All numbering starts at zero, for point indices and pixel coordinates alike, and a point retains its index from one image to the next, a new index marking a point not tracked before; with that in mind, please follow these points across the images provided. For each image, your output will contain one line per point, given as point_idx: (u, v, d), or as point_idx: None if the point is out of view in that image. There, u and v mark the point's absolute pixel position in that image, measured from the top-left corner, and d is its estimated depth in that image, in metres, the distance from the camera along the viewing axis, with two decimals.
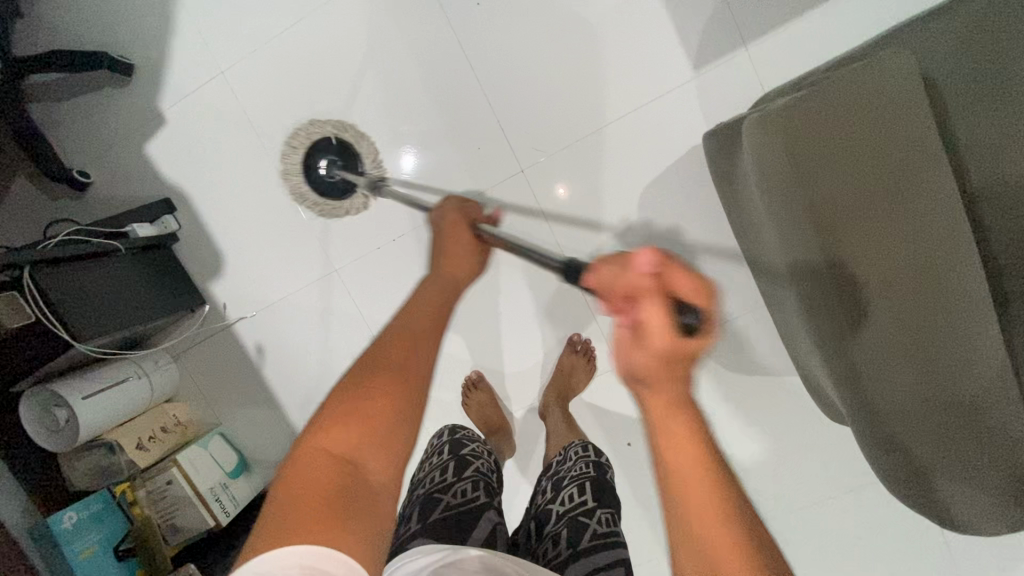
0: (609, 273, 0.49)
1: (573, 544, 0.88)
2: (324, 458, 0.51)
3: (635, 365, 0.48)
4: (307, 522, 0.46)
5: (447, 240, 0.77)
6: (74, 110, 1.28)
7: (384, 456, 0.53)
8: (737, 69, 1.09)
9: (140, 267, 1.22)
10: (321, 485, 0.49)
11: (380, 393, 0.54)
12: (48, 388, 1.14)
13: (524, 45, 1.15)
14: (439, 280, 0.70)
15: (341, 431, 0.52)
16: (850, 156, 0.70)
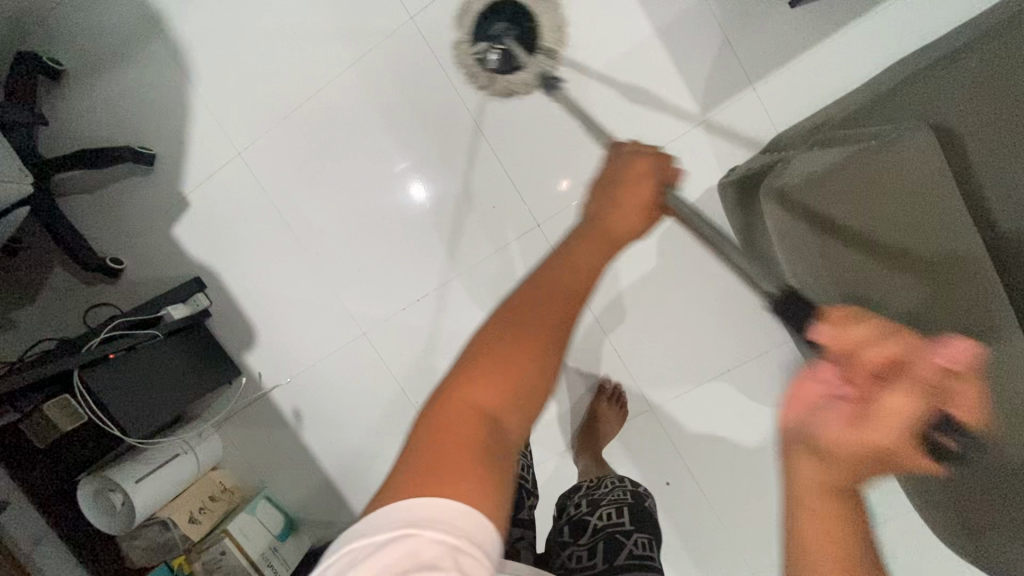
0: (874, 339, 0.40)
1: (608, 559, 0.87)
2: (467, 408, 0.45)
3: (840, 443, 0.39)
4: (456, 477, 0.41)
5: (629, 189, 0.63)
6: (101, 200, 1.33)
7: (526, 408, 0.47)
8: (745, 110, 1.08)
9: (179, 349, 1.25)
10: (462, 430, 0.44)
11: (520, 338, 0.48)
12: (103, 475, 1.18)
13: (528, 100, 1.15)
14: (607, 234, 0.59)
15: (485, 380, 0.46)
16: (868, 227, 0.72)
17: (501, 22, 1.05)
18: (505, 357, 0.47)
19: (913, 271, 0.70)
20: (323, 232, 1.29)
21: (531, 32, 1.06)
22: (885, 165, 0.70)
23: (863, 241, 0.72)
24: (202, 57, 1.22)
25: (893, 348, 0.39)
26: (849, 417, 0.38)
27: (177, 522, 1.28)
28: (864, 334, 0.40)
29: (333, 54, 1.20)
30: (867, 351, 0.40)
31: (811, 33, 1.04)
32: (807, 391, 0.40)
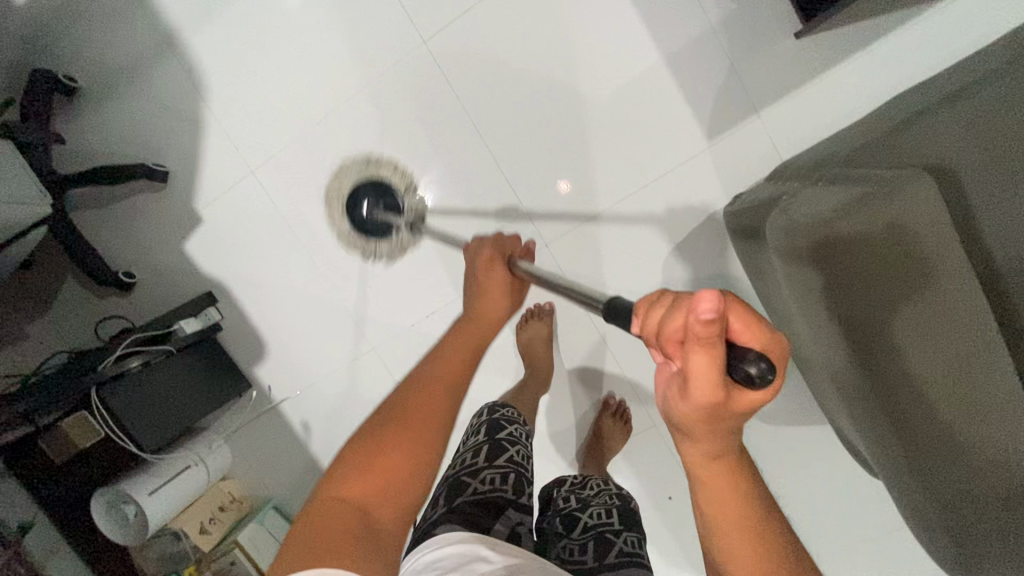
0: (654, 316, 0.45)
1: (598, 557, 0.87)
2: (343, 502, 0.50)
3: (681, 412, 0.45)
4: (336, 548, 0.45)
5: (488, 283, 0.77)
6: (114, 215, 1.35)
7: (396, 498, 0.53)
8: (750, 137, 1.11)
9: (192, 363, 1.28)
10: (338, 520, 0.49)
11: (391, 432, 0.55)
12: (116, 486, 1.20)
13: (536, 123, 1.17)
14: (478, 325, 0.71)
15: (358, 477, 0.52)
16: (869, 271, 0.70)
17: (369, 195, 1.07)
18: (375, 454, 0.54)
19: (911, 316, 0.69)
20: (333, 249, 1.31)
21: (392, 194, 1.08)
22: (885, 212, 0.68)
23: (864, 284, 0.71)
24: (215, 76, 1.24)
25: (676, 319, 0.42)
26: (678, 390, 0.44)
27: (188, 533, 1.31)
28: (658, 316, 0.44)
29: (344, 77, 1.21)
30: (663, 330, 0.43)
31: (817, 63, 1.06)
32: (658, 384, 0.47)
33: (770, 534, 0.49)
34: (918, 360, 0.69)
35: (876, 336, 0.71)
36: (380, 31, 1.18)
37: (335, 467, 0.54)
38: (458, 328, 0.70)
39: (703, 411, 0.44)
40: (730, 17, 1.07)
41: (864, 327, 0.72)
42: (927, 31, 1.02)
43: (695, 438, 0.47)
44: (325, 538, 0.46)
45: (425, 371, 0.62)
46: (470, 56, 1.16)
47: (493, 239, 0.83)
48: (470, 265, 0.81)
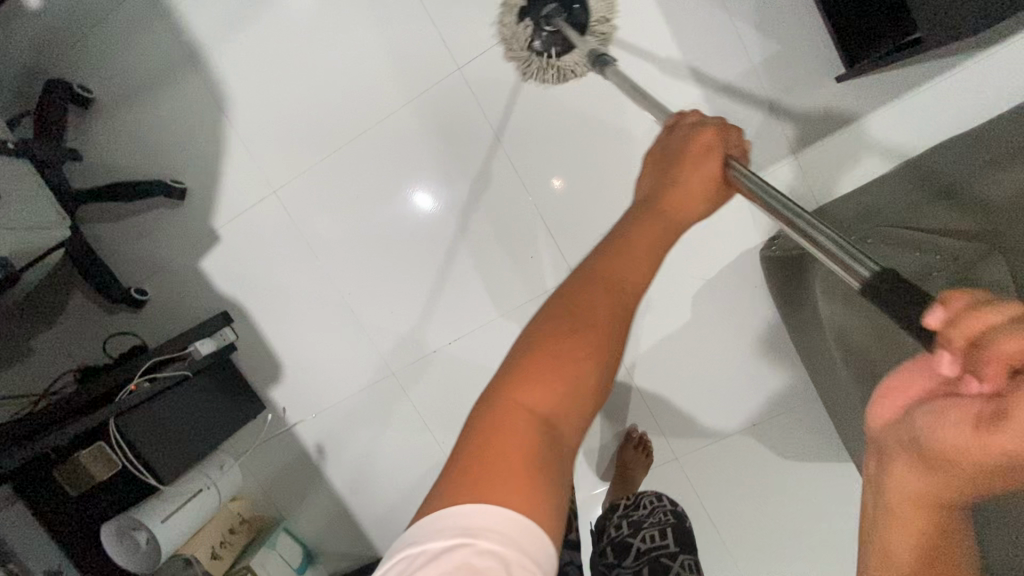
0: (1009, 338, 0.32)
1: None
2: (520, 411, 0.45)
3: (951, 449, 0.39)
4: (509, 484, 0.42)
5: (692, 178, 0.56)
6: (127, 230, 1.31)
7: (579, 410, 0.46)
8: (789, 176, 1.10)
9: (207, 386, 1.24)
10: (513, 440, 0.44)
11: (573, 335, 0.47)
12: (129, 514, 1.17)
13: (569, 152, 1.16)
14: (665, 225, 0.54)
15: (535, 381, 0.45)
16: None
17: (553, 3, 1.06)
18: (554, 357, 0.46)
19: None
20: (354, 272, 1.28)
21: (580, 15, 1.07)
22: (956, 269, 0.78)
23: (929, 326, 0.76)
24: (239, 91, 1.20)
25: None
26: (974, 422, 0.37)
27: (200, 560, 1.27)
28: (992, 323, 0.33)
29: (375, 99, 1.18)
30: (997, 349, 0.32)
31: (860, 105, 1.05)
32: (909, 386, 0.42)
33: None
34: None
35: None
36: (414, 54, 1.15)
37: (509, 363, 0.48)
38: (638, 224, 0.54)
39: (975, 460, 0.38)
40: (773, 57, 1.06)
41: None
42: (982, 77, 0.99)
43: (928, 467, 0.42)
44: (501, 468, 0.43)
45: (609, 265, 0.50)
46: (509, 83, 1.14)
47: (706, 118, 0.60)
48: (664, 150, 0.60)
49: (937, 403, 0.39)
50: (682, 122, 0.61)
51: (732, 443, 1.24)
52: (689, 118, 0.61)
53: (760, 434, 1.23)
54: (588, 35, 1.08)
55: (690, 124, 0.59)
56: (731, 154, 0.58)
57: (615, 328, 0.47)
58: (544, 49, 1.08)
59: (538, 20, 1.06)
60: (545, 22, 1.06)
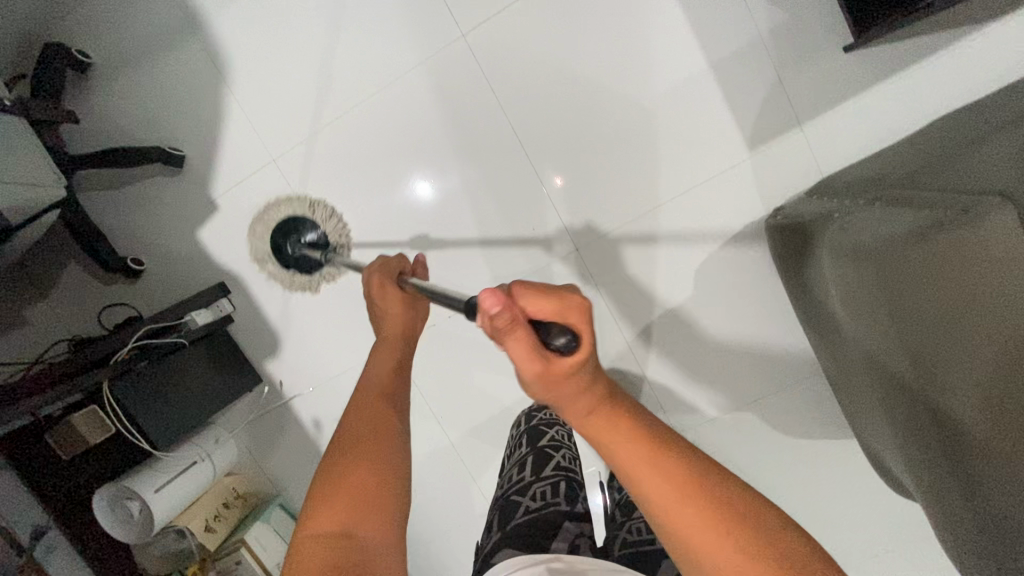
0: (480, 315, 0.46)
1: (664, 532, 0.89)
2: (324, 531, 0.53)
3: (536, 390, 0.47)
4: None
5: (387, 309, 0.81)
6: (124, 199, 1.30)
7: (385, 503, 0.57)
8: (795, 148, 1.09)
9: (202, 357, 1.23)
10: (322, 556, 0.51)
11: (350, 462, 0.58)
12: (122, 482, 1.16)
13: (572, 124, 1.16)
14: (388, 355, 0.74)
15: (326, 504, 0.54)
16: (940, 303, 0.73)
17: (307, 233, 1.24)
18: (337, 485, 0.56)
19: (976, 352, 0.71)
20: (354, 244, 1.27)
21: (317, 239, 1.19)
22: (955, 247, 0.70)
23: (931, 312, 0.74)
24: (240, 59, 1.19)
25: (490, 321, 0.45)
26: (523, 377, 0.46)
27: (194, 531, 1.26)
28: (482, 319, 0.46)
29: (377, 69, 1.17)
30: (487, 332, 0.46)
31: (867, 76, 1.05)
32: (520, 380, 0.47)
33: (689, 467, 0.47)
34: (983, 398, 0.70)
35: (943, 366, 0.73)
36: (417, 22, 1.14)
37: (306, 504, 0.56)
38: (376, 355, 0.75)
39: (554, 380, 0.45)
40: (778, 28, 1.06)
41: (933, 356, 0.75)
42: (979, 53, 1.01)
43: (570, 403, 0.47)
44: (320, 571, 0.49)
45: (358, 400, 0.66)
46: (511, 55, 1.14)
47: (378, 266, 0.86)
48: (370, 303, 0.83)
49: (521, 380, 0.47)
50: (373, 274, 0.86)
51: (735, 420, 1.23)
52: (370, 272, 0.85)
53: (763, 412, 1.22)
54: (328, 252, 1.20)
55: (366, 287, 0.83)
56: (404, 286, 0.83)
57: (382, 424, 0.63)
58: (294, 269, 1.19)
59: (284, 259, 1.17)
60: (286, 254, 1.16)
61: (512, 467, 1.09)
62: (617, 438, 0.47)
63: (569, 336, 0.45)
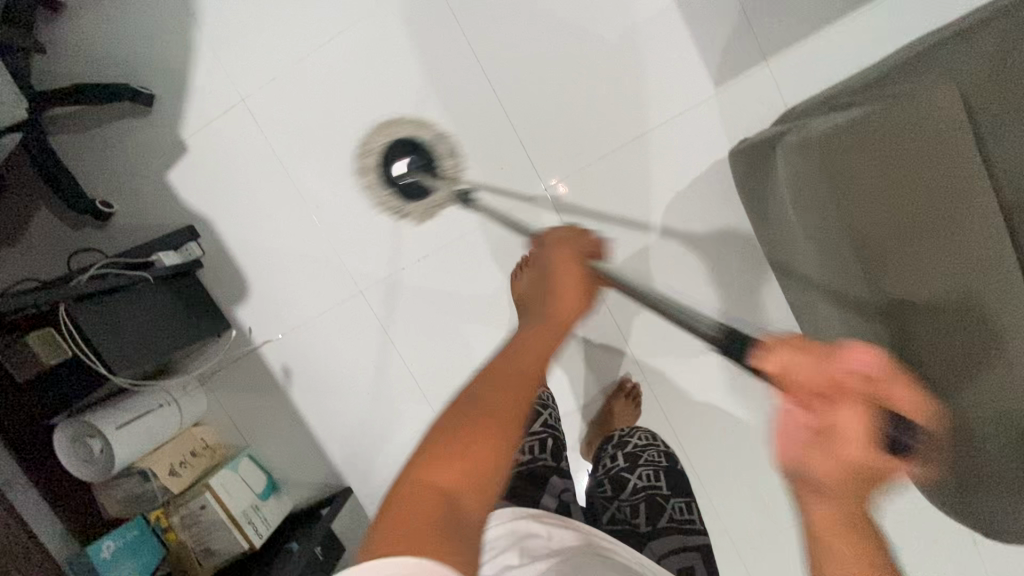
0: (799, 363, 0.42)
1: (649, 521, 1.05)
2: (430, 487, 0.48)
3: (819, 472, 0.43)
4: (418, 534, 0.44)
5: (561, 278, 0.75)
6: (94, 142, 1.29)
7: (483, 482, 0.49)
8: (759, 83, 1.09)
9: (168, 296, 1.22)
10: (424, 510, 0.46)
11: (486, 419, 0.53)
12: (82, 419, 1.15)
13: (541, 60, 1.16)
14: (552, 329, 0.69)
15: (444, 463, 0.50)
16: (892, 183, 0.79)
17: (407, 155, 1.14)
18: (458, 444, 0.51)
19: (924, 232, 0.79)
20: (328, 181, 1.27)
21: (432, 160, 1.15)
22: (905, 127, 0.78)
23: (884, 192, 0.79)
24: None
25: (817, 374, 0.41)
26: (811, 433, 0.42)
27: (157, 474, 1.24)
28: (795, 361, 0.43)
29: (352, 6, 1.18)
30: (795, 379, 0.43)
31: (828, 10, 1.06)
32: (783, 436, 0.44)
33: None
34: (927, 270, 0.79)
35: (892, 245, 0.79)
36: None
37: (420, 453, 0.52)
38: (539, 323, 0.70)
39: (843, 473, 0.42)
40: None
41: (882, 236, 0.79)
42: None
43: (830, 497, 0.44)
44: (415, 526, 0.45)
45: (512, 362, 0.62)
46: None
47: (562, 236, 0.83)
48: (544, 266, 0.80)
49: (801, 440, 0.43)
50: (553, 241, 0.83)
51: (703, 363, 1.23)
52: (550, 239, 0.84)
53: None
54: (439, 176, 1.15)
55: (552, 240, 0.83)
56: (586, 260, 0.80)
57: (519, 411, 0.55)
58: (408, 191, 1.16)
59: (392, 182, 1.16)
60: (399, 175, 1.14)
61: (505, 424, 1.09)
62: (840, 536, 0.45)
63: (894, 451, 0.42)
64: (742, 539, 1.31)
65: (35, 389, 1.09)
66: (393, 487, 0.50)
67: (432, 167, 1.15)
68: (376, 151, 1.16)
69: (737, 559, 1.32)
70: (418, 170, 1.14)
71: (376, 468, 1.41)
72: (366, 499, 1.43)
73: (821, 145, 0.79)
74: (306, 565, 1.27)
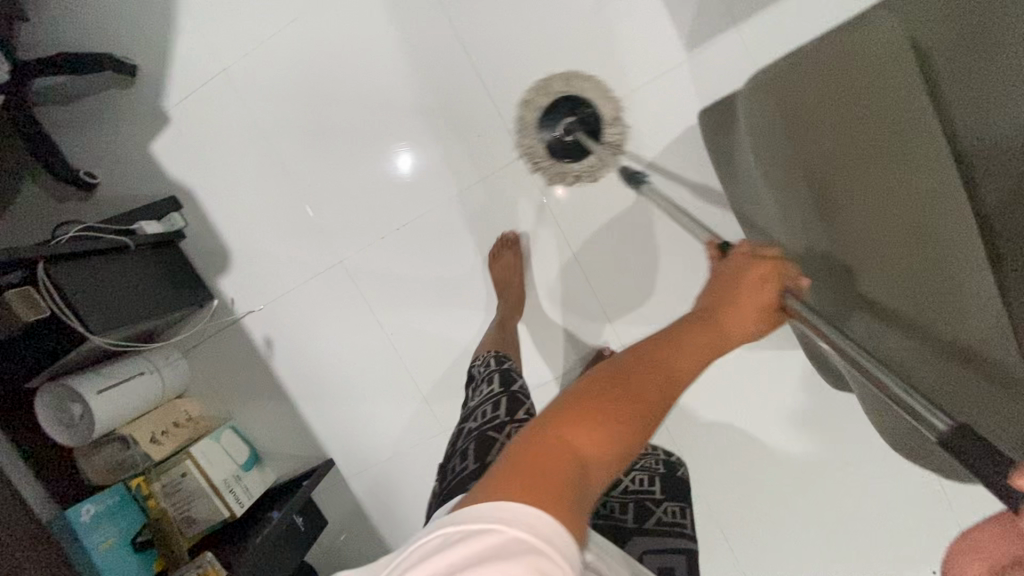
0: None
1: (637, 521, 0.85)
2: (567, 447, 0.50)
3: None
4: (545, 487, 0.46)
5: (741, 295, 0.67)
6: (78, 114, 1.31)
7: (609, 463, 0.51)
8: (730, 48, 1.11)
9: (149, 263, 1.24)
10: (556, 463, 0.48)
11: (632, 406, 0.53)
12: (64, 382, 1.16)
13: (518, 28, 1.18)
14: (709, 346, 0.63)
15: (584, 428, 0.51)
16: (832, 116, 0.81)
17: (569, 116, 1.19)
18: (599, 415, 0.52)
19: (866, 164, 0.79)
20: (308, 150, 1.28)
21: (594, 121, 1.19)
22: (843, 63, 0.80)
23: (824, 127, 0.82)
24: None
25: None
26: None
27: (138, 441, 1.24)
28: None
29: None
30: None
31: None
32: (994, 542, 0.41)
33: None
34: (870, 202, 0.79)
35: (835, 179, 0.82)
36: None
37: (561, 407, 0.53)
38: (686, 329, 0.64)
39: None
40: None
41: (825, 170, 0.83)
42: None
43: None
44: (546, 476, 0.47)
45: (666, 359, 0.59)
46: None
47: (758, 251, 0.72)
48: (723, 272, 0.71)
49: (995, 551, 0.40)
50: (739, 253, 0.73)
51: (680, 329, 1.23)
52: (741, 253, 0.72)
53: None
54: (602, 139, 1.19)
55: (746, 256, 0.71)
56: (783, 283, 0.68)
57: (659, 413, 0.55)
58: (554, 152, 1.22)
59: (553, 137, 1.21)
60: (559, 131, 1.20)
61: (480, 403, 0.95)
62: None
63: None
64: (724, 511, 1.29)
65: (15, 349, 1.09)
66: (531, 425, 0.53)
67: (594, 129, 1.20)
68: (541, 105, 1.20)
69: (721, 532, 1.30)
70: (574, 126, 1.19)
71: (359, 440, 1.41)
72: (347, 472, 1.43)
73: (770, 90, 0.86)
74: (282, 534, 1.27)
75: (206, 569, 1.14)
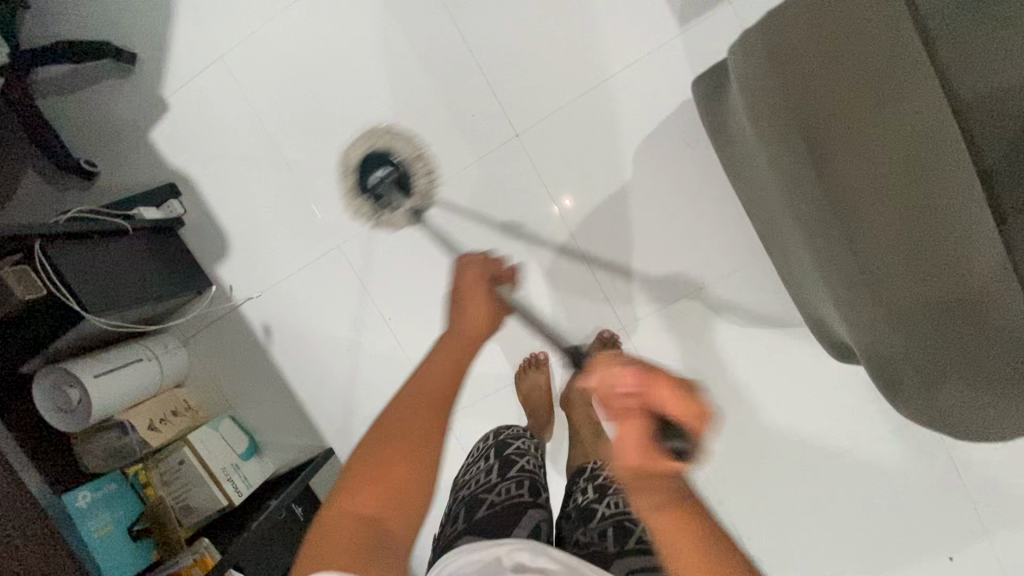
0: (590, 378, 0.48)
1: (618, 543, 0.74)
2: (348, 515, 0.51)
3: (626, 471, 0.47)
4: (332, 562, 0.47)
5: (470, 304, 0.71)
6: (78, 104, 1.33)
7: (403, 508, 0.52)
8: (722, 21, 1.12)
9: (147, 248, 1.24)
10: (340, 539, 0.49)
11: (398, 445, 0.54)
12: (62, 367, 1.15)
13: (509, 9, 1.19)
14: (455, 343, 0.66)
15: (358, 492, 0.52)
16: (825, 58, 0.74)
17: (383, 167, 1.05)
18: (369, 471, 0.53)
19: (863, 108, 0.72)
20: (303, 135, 1.29)
21: (406, 176, 1.06)
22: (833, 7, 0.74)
23: (819, 70, 0.74)
24: None
25: (611, 390, 0.46)
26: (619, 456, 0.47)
27: (135, 428, 1.22)
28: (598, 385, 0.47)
29: None
30: (604, 399, 0.47)
31: None
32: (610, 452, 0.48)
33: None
34: (870, 148, 0.72)
35: (830, 124, 0.74)
36: None
37: (338, 482, 0.54)
38: (443, 341, 0.66)
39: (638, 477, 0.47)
40: None
41: (820, 115, 0.74)
42: None
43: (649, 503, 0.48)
44: (330, 552, 0.48)
45: (417, 381, 0.60)
46: None
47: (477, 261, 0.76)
48: (452, 288, 0.75)
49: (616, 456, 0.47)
50: (460, 270, 0.76)
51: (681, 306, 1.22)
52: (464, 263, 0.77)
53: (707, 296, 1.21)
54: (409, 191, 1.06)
55: (464, 272, 0.74)
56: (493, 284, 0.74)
57: (432, 429, 0.56)
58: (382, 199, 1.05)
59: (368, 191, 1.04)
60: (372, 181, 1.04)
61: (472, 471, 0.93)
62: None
63: (676, 456, 0.46)
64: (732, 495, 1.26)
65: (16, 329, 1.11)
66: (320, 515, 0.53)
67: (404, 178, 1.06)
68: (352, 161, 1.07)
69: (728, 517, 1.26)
70: (390, 176, 1.04)
71: (356, 428, 1.39)
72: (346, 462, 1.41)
73: (759, 36, 0.79)
74: (276, 522, 1.24)
75: (202, 553, 1.14)
